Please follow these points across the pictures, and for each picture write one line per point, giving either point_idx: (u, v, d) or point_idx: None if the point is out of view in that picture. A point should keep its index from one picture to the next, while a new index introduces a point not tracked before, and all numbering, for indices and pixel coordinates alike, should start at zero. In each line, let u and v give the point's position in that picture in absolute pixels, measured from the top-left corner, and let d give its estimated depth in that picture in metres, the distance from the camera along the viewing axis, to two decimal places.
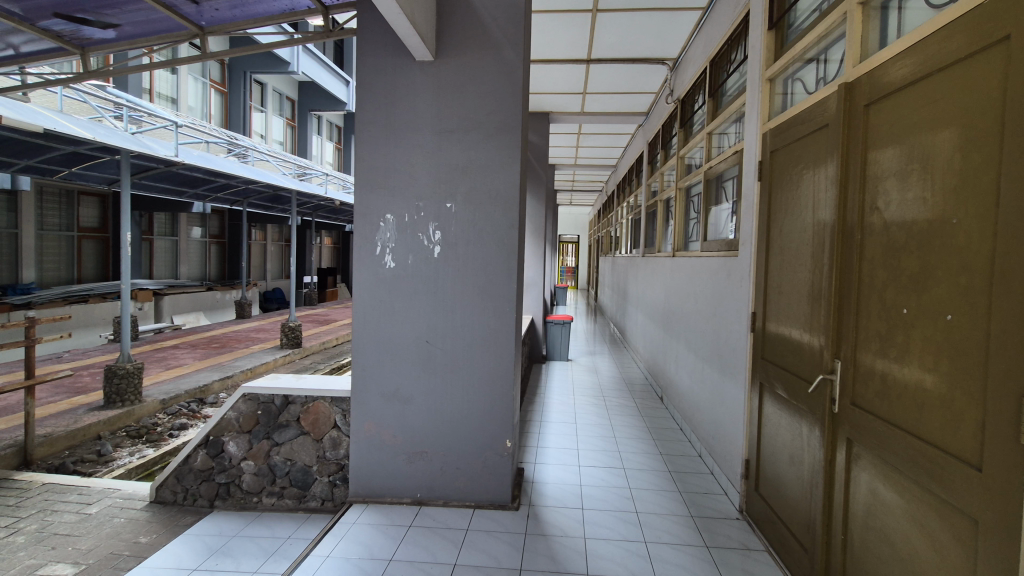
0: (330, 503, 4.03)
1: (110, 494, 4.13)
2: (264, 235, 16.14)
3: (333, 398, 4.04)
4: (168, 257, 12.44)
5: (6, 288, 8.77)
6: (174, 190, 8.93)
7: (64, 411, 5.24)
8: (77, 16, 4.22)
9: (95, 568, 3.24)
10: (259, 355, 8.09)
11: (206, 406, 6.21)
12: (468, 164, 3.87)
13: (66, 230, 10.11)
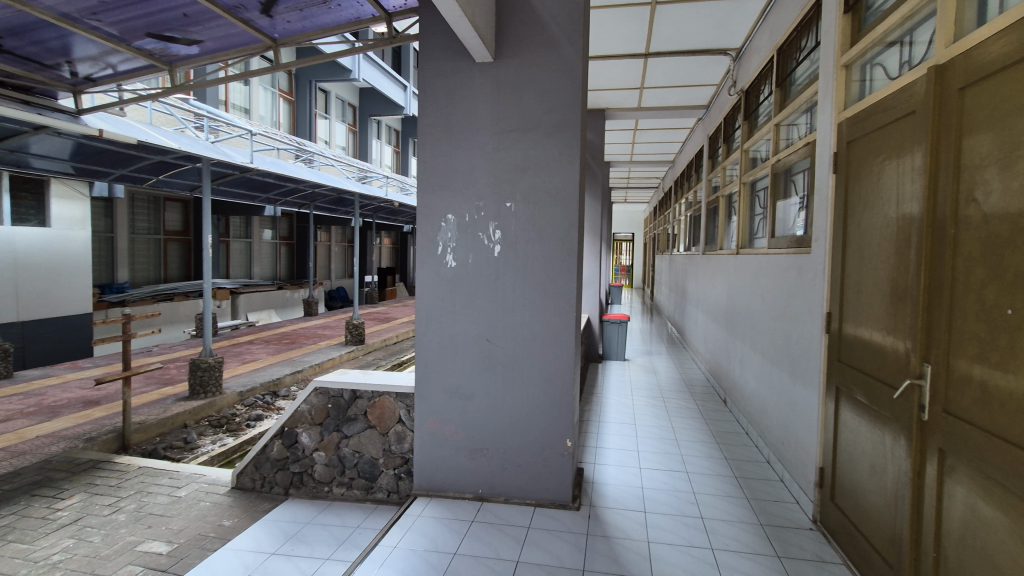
0: (396, 495, 4.16)
1: (197, 478, 4.41)
2: (328, 236, 16.87)
3: (397, 394, 4.16)
4: (242, 258, 13.22)
5: (104, 287, 9.60)
6: (248, 196, 9.48)
7: (155, 401, 5.68)
8: (166, 35, 4.55)
9: (186, 547, 3.46)
10: (326, 351, 8.47)
11: (279, 398, 6.57)
12: (527, 163, 3.88)
13: (154, 233, 10.96)
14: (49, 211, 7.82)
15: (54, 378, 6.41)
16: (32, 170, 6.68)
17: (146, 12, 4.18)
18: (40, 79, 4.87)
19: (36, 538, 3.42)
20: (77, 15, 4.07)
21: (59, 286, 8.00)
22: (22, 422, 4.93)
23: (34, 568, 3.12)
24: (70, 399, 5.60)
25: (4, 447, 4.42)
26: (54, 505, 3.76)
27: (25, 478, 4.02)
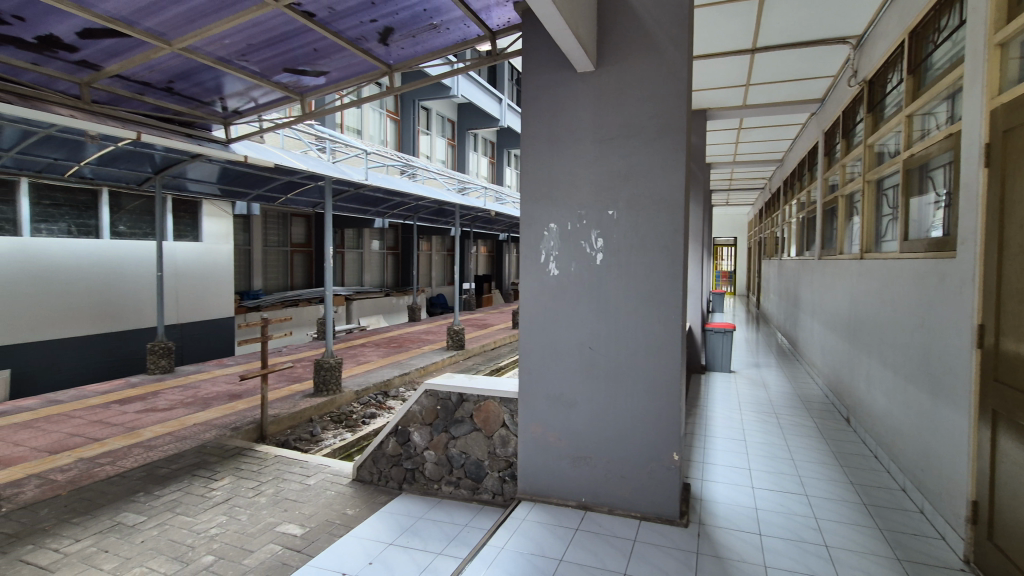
0: (500, 497, 4.28)
1: (323, 469, 4.81)
2: (430, 245, 17.75)
3: (502, 398, 4.28)
4: (354, 267, 14.31)
5: (243, 294, 10.84)
6: (360, 210, 10.26)
7: (286, 396, 6.31)
8: (298, 68, 5.08)
9: (317, 531, 3.79)
10: (430, 355, 8.92)
11: (390, 398, 7.02)
12: (630, 170, 3.84)
13: (282, 246, 12.21)
14: (201, 228, 9.00)
15: (205, 373, 7.35)
16: (188, 192, 7.74)
17: (283, 50, 4.70)
18: (199, 114, 5.63)
19: (198, 511, 3.89)
20: (230, 57, 4.67)
21: (208, 292, 9.17)
22: (183, 411, 5.70)
23: (197, 539, 3.56)
24: (219, 392, 6.39)
25: (171, 432, 5.13)
26: (210, 484, 4.27)
27: (186, 459, 4.63)
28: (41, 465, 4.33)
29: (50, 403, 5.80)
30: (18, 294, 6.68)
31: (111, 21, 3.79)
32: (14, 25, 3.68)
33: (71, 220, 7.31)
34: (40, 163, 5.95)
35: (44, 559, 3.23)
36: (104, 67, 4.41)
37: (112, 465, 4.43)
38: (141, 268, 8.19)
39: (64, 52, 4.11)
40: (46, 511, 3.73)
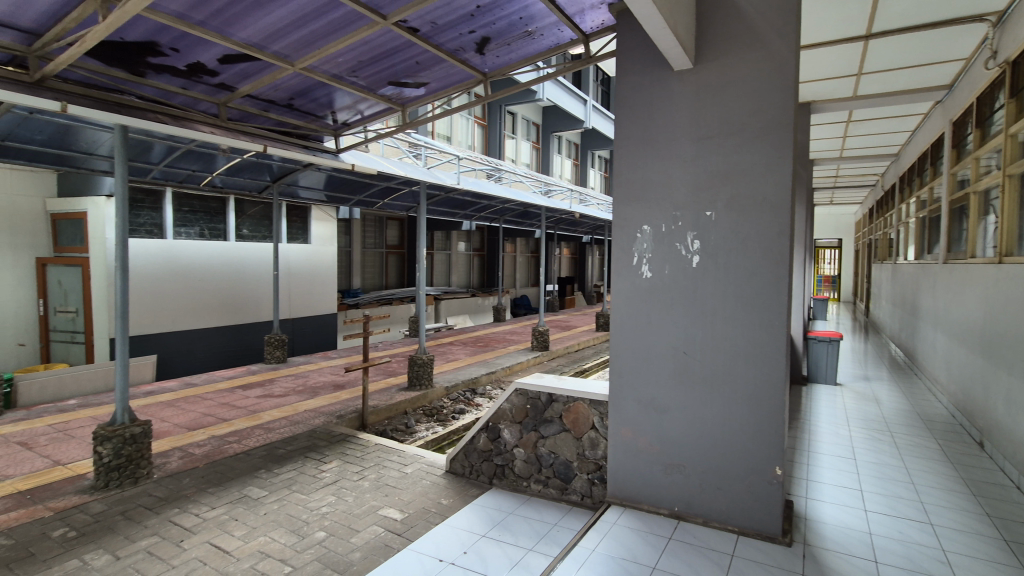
0: (589, 499, 4.28)
1: (419, 459, 5.04)
2: (514, 247, 18.03)
3: (592, 400, 4.27)
4: (443, 268, 14.89)
5: (344, 292, 11.61)
6: (449, 213, 10.66)
7: (384, 389, 6.71)
8: (401, 81, 5.40)
9: (416, 517, 4.00)
10: (515, 355, 9.09)
11: (477, 395, 7.24)
12: (730, 168, 3.69)
13: (378, 247, 12.96)
14: (310, 231, 9.79)
15: (312, 364, 7.99)
16: (298, 198, 8.47)
17: (388, 64, 5.02)
18: (313, 127, 6.15)
19: (310, 490, 4.25)
20: (343, 74, 5.07)
21: (315, 290, 9.94)
22: (295, 398, 6.25)
23: (310, 515, 3.89)
24: (325, 382, 6.94)
25: (285, 416, 5.65)
26: (320, 466, 4.65)
27: (299, 442, 5.07)
28: (183, 440, 4.94)
29: (188, 386, 6.60)
30: (162, 289, 7.65)
31: (246, 47, 4.26)
32: (170, 56, 4.24)
33: (205, 224, 8.25)
34: (181, 175, 6.77)
35: (188, 521, 3.69)
36: (238, 88, 4.95)
37: (239, 443, 4.95)
38: (260, 268, 9.07)
39: (207, 77, 4.67)
40: (188, 480, 4.24)
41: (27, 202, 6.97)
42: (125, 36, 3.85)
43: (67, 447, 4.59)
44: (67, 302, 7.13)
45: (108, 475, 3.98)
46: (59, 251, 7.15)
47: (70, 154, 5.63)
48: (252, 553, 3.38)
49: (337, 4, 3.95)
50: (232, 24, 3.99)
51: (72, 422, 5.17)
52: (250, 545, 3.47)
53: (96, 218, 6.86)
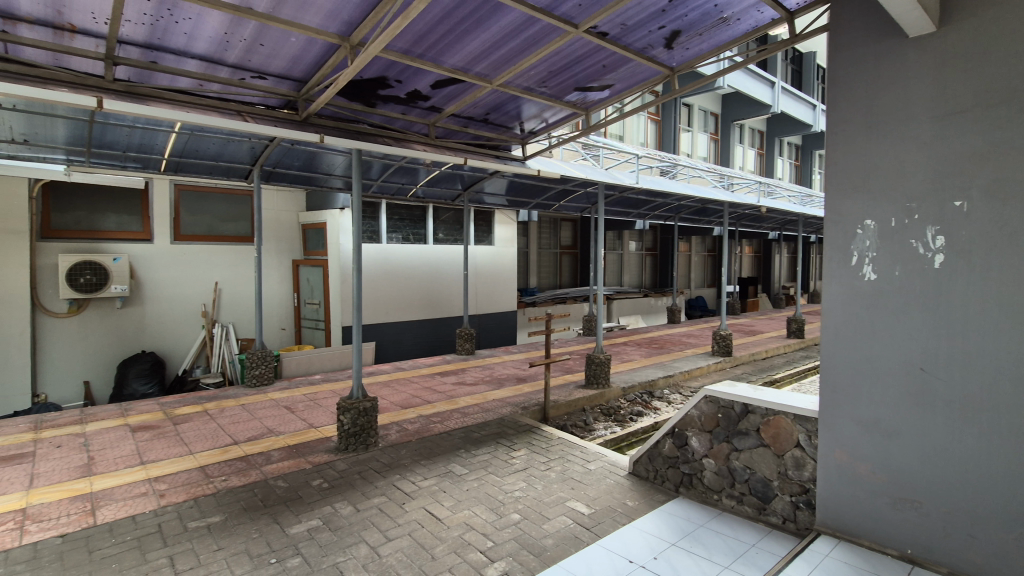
0: (793, 525, 3.87)
1: (603, 457, 5.06)
2: (689, 245, 17.14)
3: (797, 416, 3.81)
4: (615, 268, 14.83)
5: (522, 291, 12.23)
6: (623, 212, 10.57)
7: (562, 386, 6.96)
8: (587, 86, 5.52)
9: (602, 513, 4.05)
10: (694, 359, 8.66)
11: (655, 398, 7.08)
12: (992, 147, 2.89)
13: (553, 248, 13.42)
14: (494, 234, 10.57)
15: (496, 357, 8.62)
16: (484, 203, 9.15)
17: (576, 71, 5.18)
18: (504, 137, 6.60)
19: (504, 474, 4.59)
20: (534, 86, 5.37)
21: (497, 288, 10.68)
22: (484, 387, 6.82)
23: (506, 497, 4.20)
24: (509, 374, 7.44)
25: (477, 404, 6.19)
26: (510, 453, 5.00)
27: (490, 428, 5.51)
28: (398, 416, 5.74)
29: (398, 369, 7.65)
30: (377, 286, 8.93)
31: (454, 72, 4.78)
32: (396, 87, 4.94)
33: (409, 230, 9.42)
34: (393, 188, 7.83)
35: (407, 487, 4.27)
36: (444, 108, 5.57)
37: (442, 424, 5.57)
38: (452, 267, 10.04)
39: (422, 102, 5.34)
40: (405, 451, 4.91)
41: (287, 216, 8.76)
42: (364, 75, 4.60)
43: (317, 414, 5.65)
44: (312, 295, 8.76)
45: (348, 440, 4.80)
46: (308, 254, 8.83)
47: (316, 175, 6.87)
48: (460, 524, 3.78)
49: (533, 20, 4.20)
50: (445, 53, 4.51)
51: (319, 393, 6.36)
52: (457, 516, 3.88)
53: (334, 227, 8.29)
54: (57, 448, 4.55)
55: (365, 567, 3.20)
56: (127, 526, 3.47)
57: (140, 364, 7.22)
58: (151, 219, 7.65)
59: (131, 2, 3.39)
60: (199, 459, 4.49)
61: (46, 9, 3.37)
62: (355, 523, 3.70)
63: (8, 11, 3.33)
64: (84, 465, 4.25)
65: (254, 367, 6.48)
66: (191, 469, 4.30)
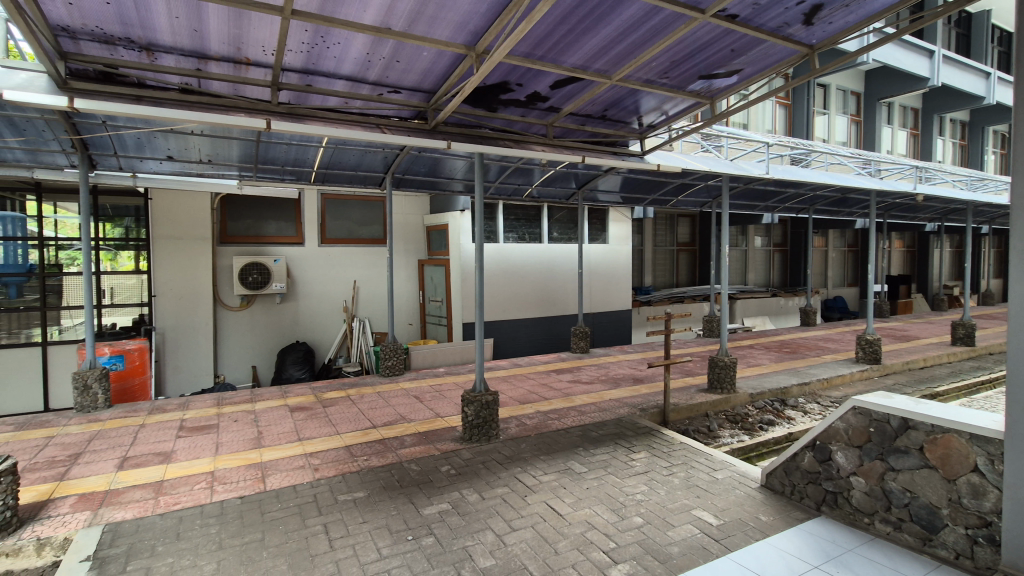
0: (969, 562, 3.32)
1: (731, 466, 4.75)
2: (825, 240, 15.51)
3: (973, 436, 3.27)
4: (738, 266, 13.90)
5: (637, 290, 11.93)
6: (749, 205, 9.87)
7: (683, 389, 6.67)
8: (713, 72, 5.22)
9: (732, 525, 3.81)
10: (834, 366, 7.82)
11: (788, 407, 6.52)
12: None
13: (670, 245, 12.90)
14: (609, 231, 10.45)
15: (612, 357, 8.52)
16: (598, 201, 9.06)
17: (701, 59, 4.93)
18: (621, 134, 6.48)
19: (625, 475, 4.51)
20: (654, 78, 5.21)
21: (612, 286, 10.53)
22: (600, 387, 6.77)
23: (627, 499, 4.12)
24: (626, 374, 7.31)
25: (594, 402, 6.16)
26: (630, 455, 4.90)
27: (609, 428, 5.45)
28: (517, 411, 5.91)
29: (515, 366, 7.87)
30: (494, 284, 9.25)
31: (574, 71, 4.80)
32: (516, 90, 5.09)
33: (525, 229, 9.62)
34: (510, 189, 8.06)
35: (529, 480, 4.37)
36: (562, 108, 5.62)
37: (560, 421, 5.63)
38: (566, 266, 10.08)
39: (541, 103, 5.45)
40: (525, 445, 5.04)
41: (413, 219, 9.41)
42: (488, 81, 4.79)
43: (442, 404, 6.01)
44: (436, 293, 9.30)
45: (472, 431, 5.03)
46: (432, 254, 9.40)
47: (440, 180, 7.28)
48: (581, 521, 3.78)
49: (657, 10, 4.07)
50: (565, 52, 4.54)
51: (443, 385, 6.76)
52: (579, 513, 3.89)
53: (455, 229, 8.74)
54: (235, 421, 5.34)
55: (493, 553, 3.34)
56: (290, 494, 3.97)
57: (295, 352, 8.21)
58: (302, 224, 8.65)
59: (292, 33, 3.86)
60: (345, 439, 5.00)
61: (229, 48, 3.96)
62: (482, 510, 3.87)
63: (201, 52, 3.97)
64: (255, 438, 4.93)
65: (387, 359, 7.06)
66: (339, 448, 4.80)
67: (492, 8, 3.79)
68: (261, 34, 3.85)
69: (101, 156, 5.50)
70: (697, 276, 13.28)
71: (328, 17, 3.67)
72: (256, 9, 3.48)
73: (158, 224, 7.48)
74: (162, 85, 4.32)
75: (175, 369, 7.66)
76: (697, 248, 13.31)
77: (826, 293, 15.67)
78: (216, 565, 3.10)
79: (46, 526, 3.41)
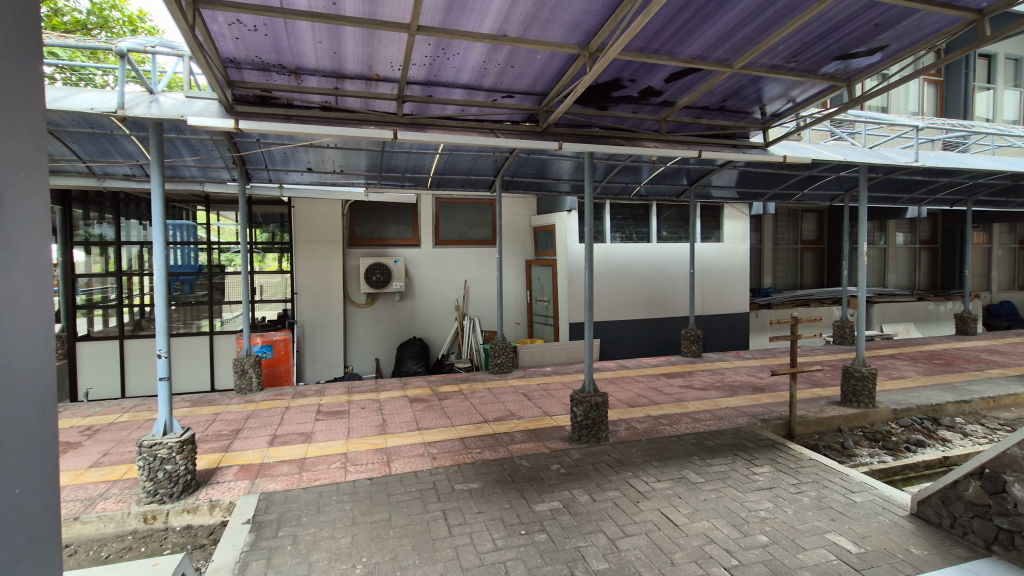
0: None
1: (872, 489, 4.25)
2: (988, 236, 13.35)
3: None
4: (876, 266, 12.43)
5: (754, 291, 11.13)
6: (890, 197, 8.79)
7: (810, 400, 6.11)
8: (851, 52, 4.72)
9: (875, 555, 3.41)
10: (1002, 383, 6.70)
11: (942, 427, 5.70)
12: None
13: (793, 244, 11.86)
14: (723, 229, 9.88)
15: (727, 362, 8.04)
16: (712, 198, 8.61)
17: (837, 38, 4.47)
18: (741, 125, 6.09)
19: (745, 490, 4.23)
20: (781, 62, 4.82)
21: (726, 288, 9.94)
22: (715, 393, 6.41)
23: (750, 515, 3.86)
24: (743, 382, 6.85)
25: (709, 410, 5.86)
26: (752, 468, 4.59)
27: (726, 438, 5.15)
28: (626, 414, 5.80)
29: (622, 368, 7.72)
30: (602, 285, 9.16)
31: (691, 62, 4.60)
32: (628, 87, 5.00)
33: (632, 228, 9.39)
34: (618, 188, 7.93)
35: (641, 485, 4.26)
36: (677, 102, 5.42)
37: (672, 427, 5.42)
38: (676, 265, 9.69)
39: (653, 98, 5.30)
40: (635, 450, 4.92)
41: (521, 220, 9.60)
42: (600, 79, 4.75)
43: (550, 403, 6.07)
44: (543, 293, 9.40)
45: (581, 431, 5.01)
46: (539, 255, 9.52)
47: (548, 181, 7.35)
48: (699, 534, 3.61)
49: None
50: (682, 44, 4.37)
51: (551, 384, 6.82)
52: (696, 525, 3.71)
53: (562, 229, 8.77)
54: (362, 409, 5.82)
55: (606, 557, 3.30)
56: (412, 479, 4.24)
57: (412, 347, 8.76)
58: (419, 227, 9.20)
59: (417, 48, 4.11)
60: (459, 431, 5.23)
61: (362, 66, 4.33)
62: (593, 512, 3.85)
63: (339, 71, 4.37)
64: (380, 425, 5.34)
65: (496, 356, 7.28)
66: (454, 439, 5.03)
67: (606, 6, 3.74)
68: (389, 51, 4.15)
69: (255, 170, 6.27)
70: (825, 277, 12.08)
71: (449, 29, 3.87)
72: (386, 29, 3.76)
73: (299, 229, 8.35)
74: (306, 104, 4.83)
75: (312, 359, 8.53)
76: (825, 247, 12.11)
77: (990, 298, 13.45)
78: (350, 539, 3.40)
79: (216, 490, 3.97)
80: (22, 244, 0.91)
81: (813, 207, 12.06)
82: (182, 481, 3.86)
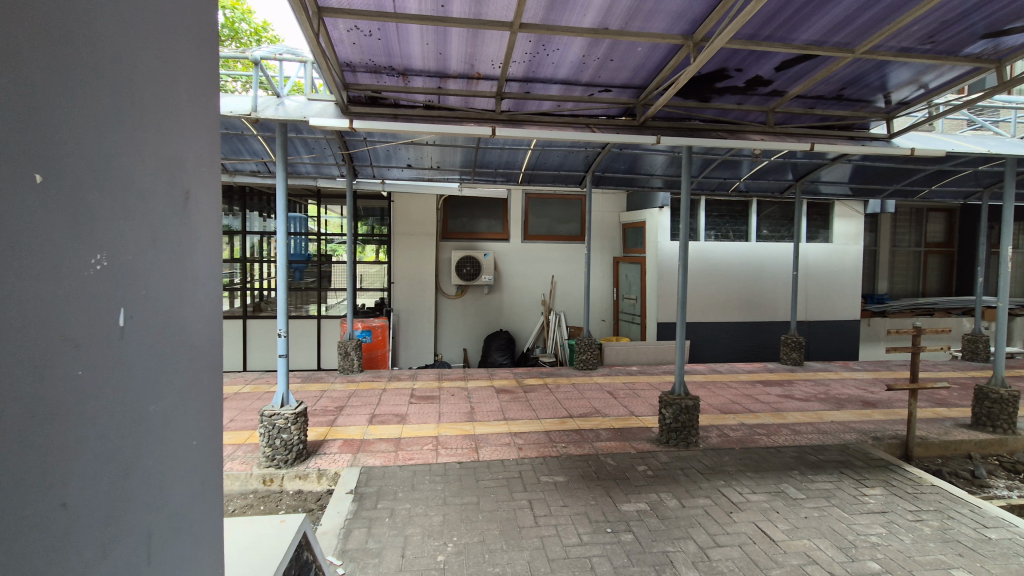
0: None
1: (1010, 526, 3.74)
2: None
3: None
4: (1020, 273, 10.87)
5: (867, 297, 10.17)
6: None
7: (933, 420, 5.51)
8: (1003, 28, 4.13)
9: None
10: None
11: None
12: None
13: (916, 246, 10.68)
14: (832, 229, 9.13)
15: (833, 372, 7.44)
16: (822, 195, 7.97)
17: (986, 14, 3.94)
18: (861, 115, 5.57)
19: (853, 511, 3.90)
20: (914, 44, 4.35)
21: (833, 292, 9.18)
22: (818, 405, 5.97)
23: (858, 539, 3.55)
24: (852, 395, 6.31)
25: (812, 423, 5.46)
26: (861, 489, 4.22)
27: (831, 455, 4.77)
28: (718, 420, 5.56)
29: (714, 372, 7.40)
30: (694, 284, 8.81)
31: (807, 48, 4.27)
32: (734, 76, 4.75)
33: (729, 226, 8.93)
34: (715, 183, 7.58)
35: (734, 496, 4.07)
36: (788, 91, 5.06)
37: (769, 437, 5.12)
38: (776, 267, 9.10)
39: (762, 87, 5.00)
40: (728, 458, 4.71)
41: (610, 216, 9.47)
42: (703, 70, 4.57)
43: (637, 402, 5.96)
44: (631, 291, 9.22)
45: (669, 434, 4.87)
46: (627, 252, 9.35)
47: (640, 176, 7.18)
48: (798, 552, 3.39)
49: None
50: (797, 28, 4.07)
51: (637, 383, 6.69)
52: (795, 543, 3.49)
53: (654, 226, 8.54)
54: (452, 395, 6.07)
55: (697, 565, 3.20)
56: (499, 466, 4.36)
57: (499, 339, 8.96)
58: (508, 222, 9.37)
59: (518, 45, 4.18)
60: (544, 424, 5.29)
61: (465, 65, 4.48)
62: (682, 517, 3.74)
63: (443, 71, 4.57)
64: (469, 412, 5.54)
65: (582, 353, 7.26)
66: (540, 432, 5.10)
67: None
68: (491, 50, 4.26)
69: (362, 167, 6.73)
70: (954, 284, 10.77)
71: (550, 25, 3.90)
72: (490, 27, 3.86)
73: (398, 222, 8.83)
74: (411, 103, 5.09)
75: (406, 345, 8.99)
76: (955, 250, 10.78)
77: None
78: (441, 518, 3.57)
79: (323, 460, 4.33)
80: (201, 229, 1.01)
81: (942, 205, 10.77)
82: (295, 450, 4.25)
